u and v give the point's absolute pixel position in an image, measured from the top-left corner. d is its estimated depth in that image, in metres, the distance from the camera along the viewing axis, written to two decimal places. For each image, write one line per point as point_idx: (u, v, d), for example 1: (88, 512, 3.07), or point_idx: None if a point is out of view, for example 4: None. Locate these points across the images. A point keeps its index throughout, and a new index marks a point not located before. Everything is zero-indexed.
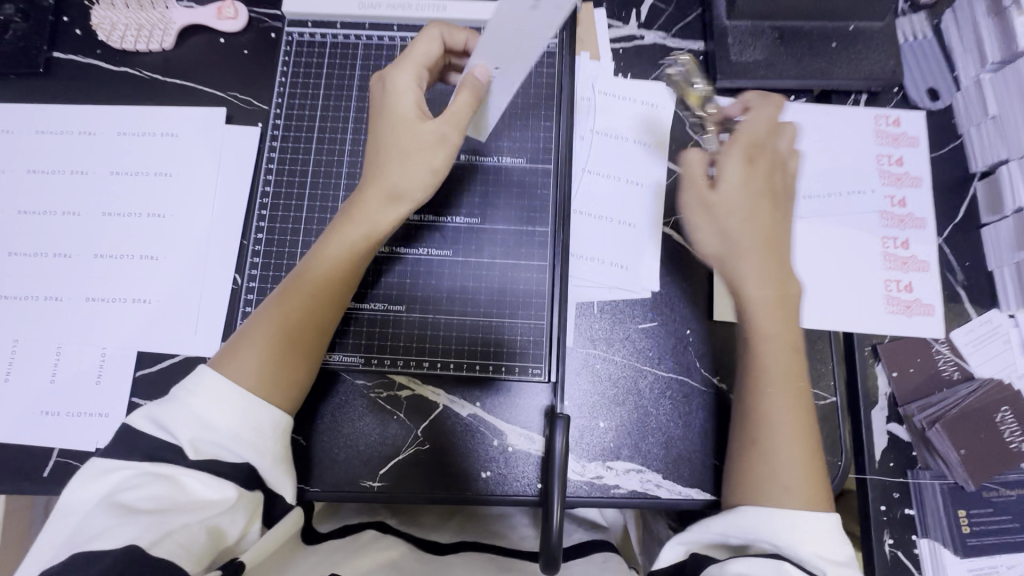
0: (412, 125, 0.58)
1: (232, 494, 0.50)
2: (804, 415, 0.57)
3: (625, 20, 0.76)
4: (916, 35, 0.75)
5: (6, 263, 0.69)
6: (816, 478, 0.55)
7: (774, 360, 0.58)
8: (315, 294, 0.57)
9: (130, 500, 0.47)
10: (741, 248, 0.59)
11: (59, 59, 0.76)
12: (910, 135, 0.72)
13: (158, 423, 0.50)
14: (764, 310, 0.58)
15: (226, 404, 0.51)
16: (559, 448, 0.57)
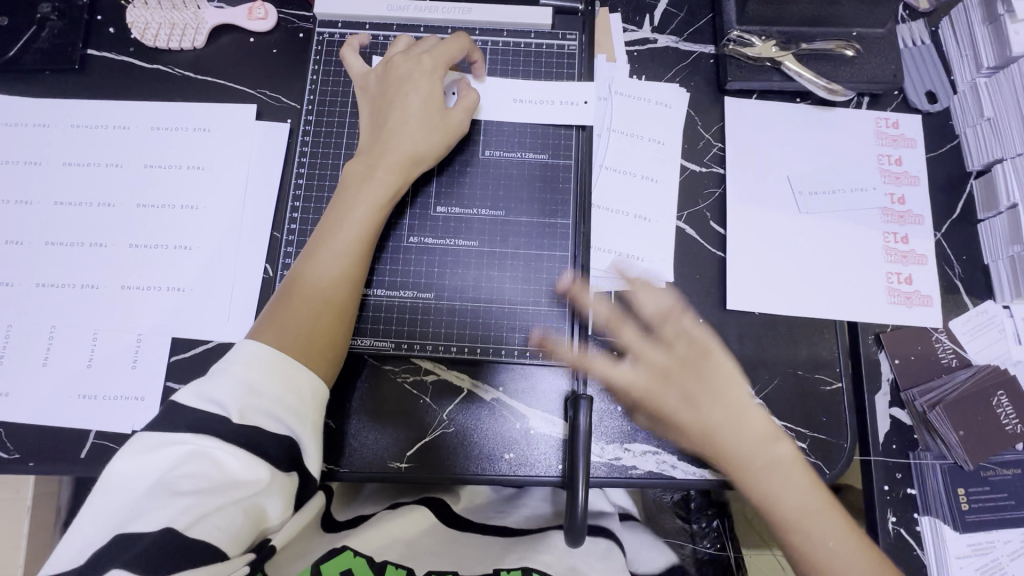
0: (429, 110, 0.66)
1: (265, 474, 0.51)
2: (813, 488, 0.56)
3: (639, 24, 0.79)
4: (915, 41, 0.79)
5: (44, 252, 0.72)
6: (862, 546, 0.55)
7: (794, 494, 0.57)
8: (343, 259, 0.62)
9: (171, 479, 0.48)
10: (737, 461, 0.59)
11: (94, 56, 0.78)
12: (909, 137, 0.76)
13: (204, 397, 0.52)
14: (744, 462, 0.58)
15: (270, 375, 0.54)
16: (582, 426, 0.61)
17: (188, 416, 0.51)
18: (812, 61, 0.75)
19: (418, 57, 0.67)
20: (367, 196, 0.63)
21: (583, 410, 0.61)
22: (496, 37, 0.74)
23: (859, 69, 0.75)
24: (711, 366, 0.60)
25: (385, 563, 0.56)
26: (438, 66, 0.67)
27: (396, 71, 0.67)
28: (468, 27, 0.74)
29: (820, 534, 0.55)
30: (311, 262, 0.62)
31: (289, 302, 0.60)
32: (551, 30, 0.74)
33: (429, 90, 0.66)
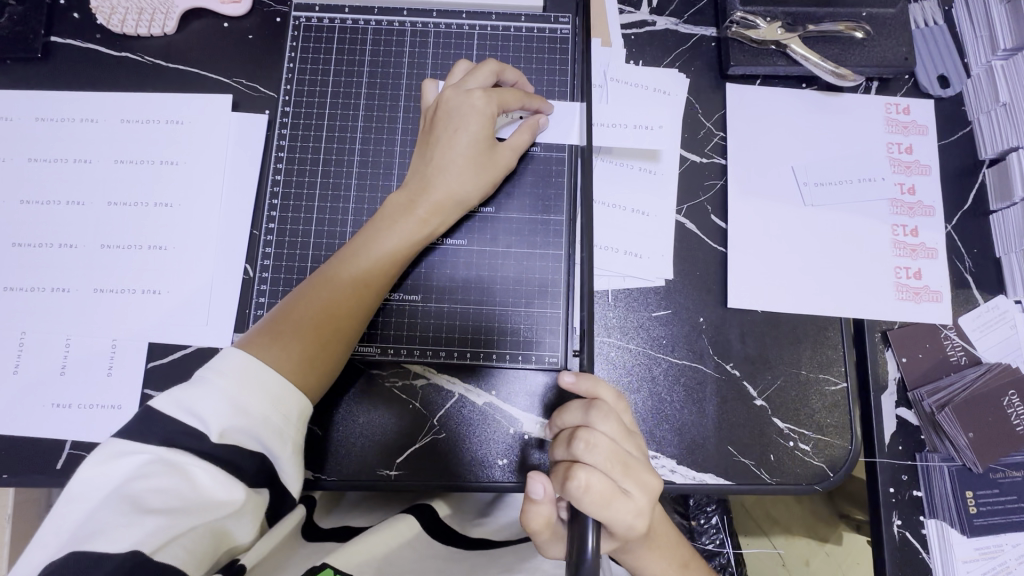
0: (477, 153, 0.61)
1: (241, 496, 0.48)
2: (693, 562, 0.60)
3: (637, 5, 0.74)
4: (927, 21, 0.75)
5: (11, 253, 0.68)
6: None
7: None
8: (358, 288, 0.59)
9: (140, 493, 0.45)
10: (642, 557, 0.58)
11: (58, 44, 0.74)
12: (919, 123, 0.72)
13: (184, 406, 0.49)
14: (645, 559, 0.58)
15: (260, 392, 0.51)
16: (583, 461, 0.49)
17: (157, 430, 0.48)
18: (819, 43, 0.71)
19: (470, 91, 0.61)
20: (400, 233, 0.60)
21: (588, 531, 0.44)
22: (485, 21, 0.69)
23: (869, 52, 0.71)
24: (643, 477, 0.50)
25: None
26: (493, 103, 0.61)
27: (447, 104, 0.61)
28: (454, 10, 0.70)
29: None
30: (327, 288, 0.59)
31: (296, 320, 0.57)
32: (543, 14, 0.70)
33: (482, 130, 0.61)
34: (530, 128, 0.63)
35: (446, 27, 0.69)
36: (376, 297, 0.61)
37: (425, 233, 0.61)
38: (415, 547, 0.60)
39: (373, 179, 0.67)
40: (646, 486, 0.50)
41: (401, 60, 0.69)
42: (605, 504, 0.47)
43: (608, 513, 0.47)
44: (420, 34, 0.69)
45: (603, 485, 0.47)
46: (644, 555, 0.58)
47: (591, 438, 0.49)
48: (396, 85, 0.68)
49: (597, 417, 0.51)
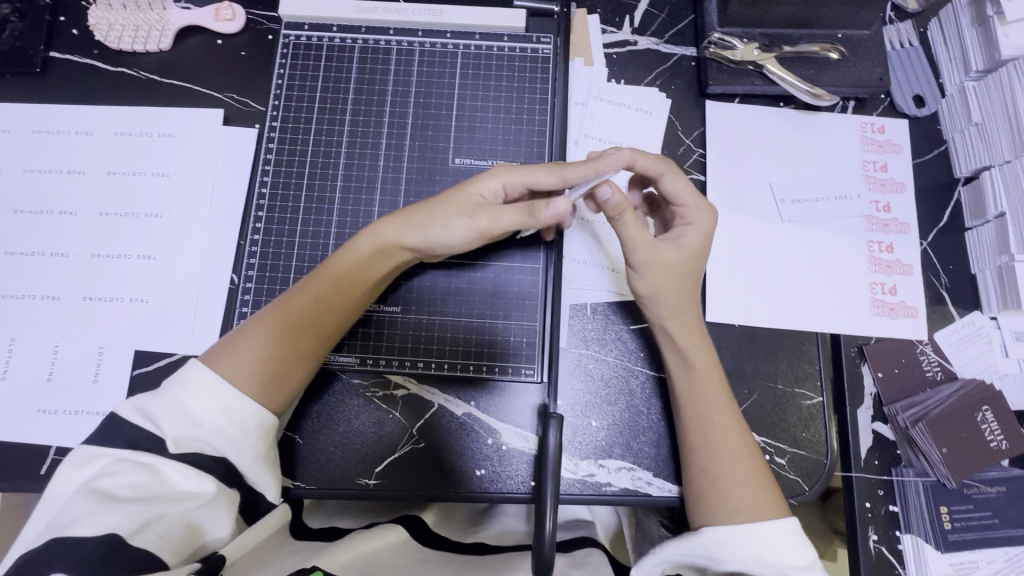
0: (457, 203, 0.58)
1: (210, 488, 0.50)
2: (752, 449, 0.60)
3: (619, 25, 0.77)
4: (903, 43, 0.76)
5: (4, 263, 0.70)
6: (766, 487, 0.59)
7: (711, 381, 0.61)
8: (318, 301, 0.58)
9: (110, 487, 0.47)
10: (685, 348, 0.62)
11: (57, 59, 0.76)
12: (895, 142, 0.74)
13: (145, 414, 0.51)
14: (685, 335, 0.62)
15: (211, 400, 0.52)
16: (552, 446, 0.55)
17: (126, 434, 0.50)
18: (795, 64, 0.73)
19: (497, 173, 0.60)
20: (359, 247, 0.60)
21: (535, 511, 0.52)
22: (469, 40, 0.71)
23: (844, 72, 0.73)
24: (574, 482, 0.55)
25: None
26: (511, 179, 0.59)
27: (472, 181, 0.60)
28: (439, 29, 0.71)
29: (742, 469, 0.59)
30: (295, 292, 0.59)
31: (254, 329, 0.57)
32: (526, 33, 0.71)
33: (486, 193, 0.59)
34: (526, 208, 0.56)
35: (431, 46, 0.71)
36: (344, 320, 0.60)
37: (399, 258, 0.60)
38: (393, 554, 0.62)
39: (357, 193, 0.68)
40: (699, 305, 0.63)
41: (386, 78, 0.70)
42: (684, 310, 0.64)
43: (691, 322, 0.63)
44: (405, 52, 0.71)
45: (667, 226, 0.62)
46: (724, 447, 0.59)
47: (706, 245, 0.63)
48: (381, 102, 0.70)
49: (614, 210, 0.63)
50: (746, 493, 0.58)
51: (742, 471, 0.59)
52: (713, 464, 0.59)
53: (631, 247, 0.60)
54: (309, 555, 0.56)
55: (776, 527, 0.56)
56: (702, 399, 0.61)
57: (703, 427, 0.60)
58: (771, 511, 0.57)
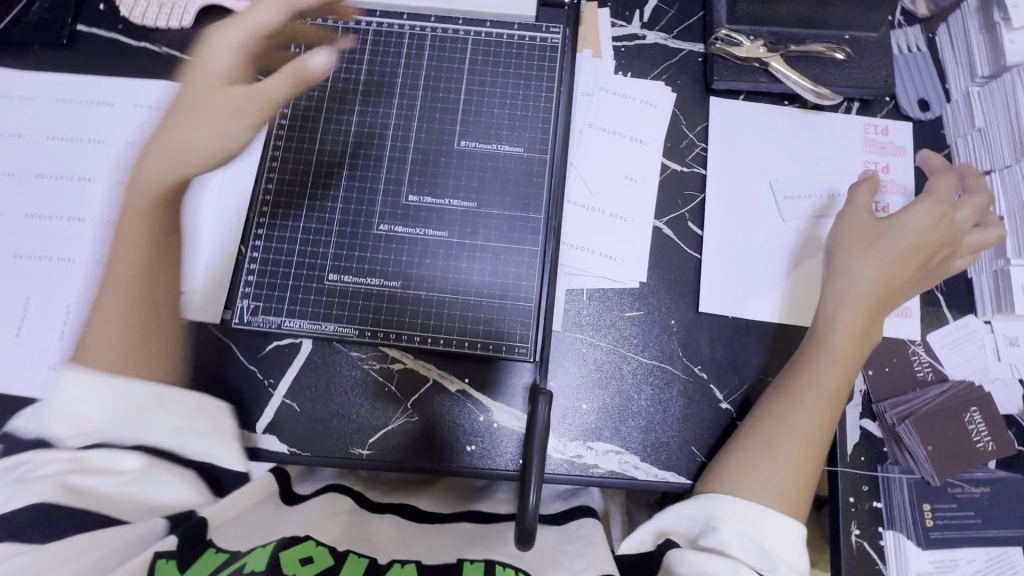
0: (217, 85, 0.68)
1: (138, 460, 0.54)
2: (815, 444, 0.64)
3: (628, 19, 0.78)
4: (910, 48, 0.77)
5: (23, 226, 0.72)
6: (799, 487, 0.62)
7: (824, 377, 0.65)
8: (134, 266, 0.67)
9: (73, 479, 0.52)
10: (839, 346, 0.65)
11: (83, 32, 0.79)
12: (898, 144, 0.74)
13: (76, 409, 0.56)
14: (846, 335, 0.65)
15: (88, 401, 0.56)
16: (541, 418, 0.57)
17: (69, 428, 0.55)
18: (801, 62, 0.74)
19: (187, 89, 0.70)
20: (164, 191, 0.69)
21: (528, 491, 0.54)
22: (480, 27, 0.72)
23: (849, 73, 0.73)
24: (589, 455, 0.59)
25: (350, 552, 0.55)
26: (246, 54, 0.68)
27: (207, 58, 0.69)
28: (451, 15, 0.72)
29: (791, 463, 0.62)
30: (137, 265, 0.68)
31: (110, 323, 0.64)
32: (535, 23, 0.72)
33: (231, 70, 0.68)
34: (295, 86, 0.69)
35: (443, 31, 0.72)
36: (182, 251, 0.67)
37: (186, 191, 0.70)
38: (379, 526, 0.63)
39: (363, 169, 0.68)
40: (892, 299, 0.67)
41: (397, 60, 0.71)
42: (852, 245, 0.68)
43: (858, 256, 0.67)
44: (417, 37, 0.72)
45: (864, 209, 0.69)
46: (784, 438, 0.63)
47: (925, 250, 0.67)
48: (392, 84, 0.71)
49: (935, 204, 0.66)
50: (790, 481, 0.62)
51: (791, 460, 0.63)
52: (779, 444, 0.63)
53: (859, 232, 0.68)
54: (303, 523, 0.57)
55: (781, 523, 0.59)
56: (800, 390, 0.65)
57: (790, 405, 0.64)
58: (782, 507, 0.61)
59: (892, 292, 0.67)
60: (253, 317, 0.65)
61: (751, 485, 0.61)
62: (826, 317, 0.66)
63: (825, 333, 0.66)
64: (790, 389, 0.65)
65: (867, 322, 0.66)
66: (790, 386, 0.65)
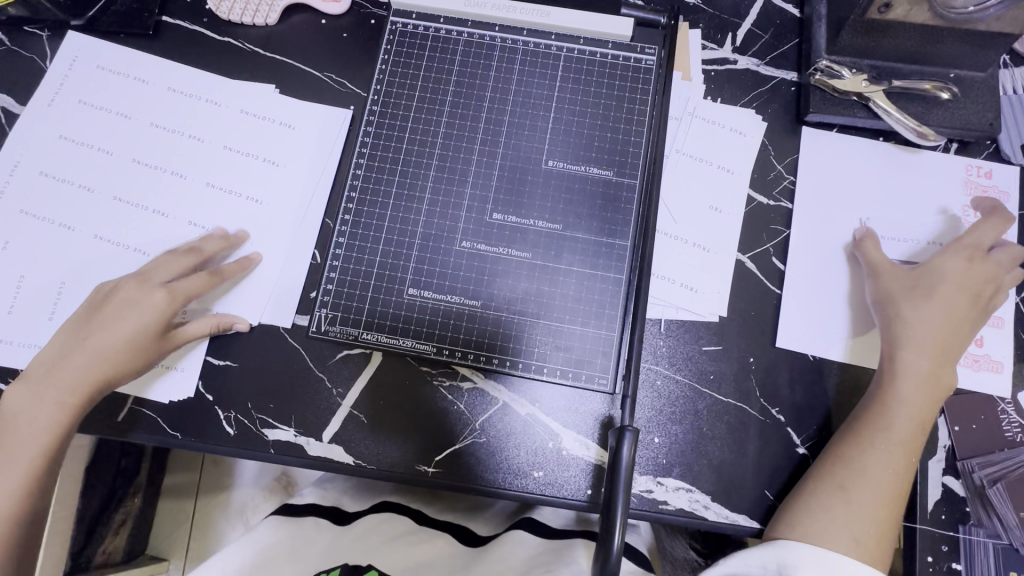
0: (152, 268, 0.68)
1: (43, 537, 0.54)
2: (895, 491, 0.60)
3: (720, 42, 0.76)
4: (1017, 89, 0.74)
5: (105, 219, 0.72)
6: (882, 538, 0.59)
7: (898, 419, 0.61)
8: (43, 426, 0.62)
9: None
10: (912, 387, 0.62)
11: (168, 23, 0.78)
12: (998, 190, 0.71)
13: None
14: (919, 379, 0.62)
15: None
16: (624, 458, 0.56)
17: None
18: (903, 99, 0.71)
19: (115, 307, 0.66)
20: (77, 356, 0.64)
21: (619, 533, 0.53)
22: (572, 44, 0.71)
23: (952, 113, 0.71)
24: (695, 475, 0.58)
25: None
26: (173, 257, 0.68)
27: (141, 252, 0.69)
28: (544, 30, 0.71)
29: (871, 510, 0.60)
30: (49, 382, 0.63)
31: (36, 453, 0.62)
32: (630, 43, 0.71)
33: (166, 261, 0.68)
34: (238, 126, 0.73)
35: (535, 46, 0.71)
36: (182, 288, 0.66)
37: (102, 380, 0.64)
38: (403, 555, 0.69)
39: (448, 184, 0.68)
40: (967, 329, 0.64)
41: (487, 73, 0.71)
42: (896, 293, 0.66)
43: (907, 301, 0.65)
44: (509, 50, 0.71)
45: (892, 268, 0.67)
46: (858, 485, 0.60)
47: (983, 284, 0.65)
48: (480, 98, 0.70)
49: (962, 246, 0.67)
50: (870, 529, 0.59)
51: (872, 508, 0.60)
52: (855, 490, 0.60)
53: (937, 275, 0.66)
54: (357, 550, 0.68)
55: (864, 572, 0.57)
56: (873, 433, 0.62)
57: (862, 448, 0.61)
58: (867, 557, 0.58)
59: (951, 334, 0.64)
60: (330, 328, 0.67)
61: (831, 533, 0.59)
62: (895, 358, 0.64)
63: (893, 374, 0.63)
64: (859, 432, 0.62)
65: (934, 365, 0.63)
66: (861, 431, 0.62)
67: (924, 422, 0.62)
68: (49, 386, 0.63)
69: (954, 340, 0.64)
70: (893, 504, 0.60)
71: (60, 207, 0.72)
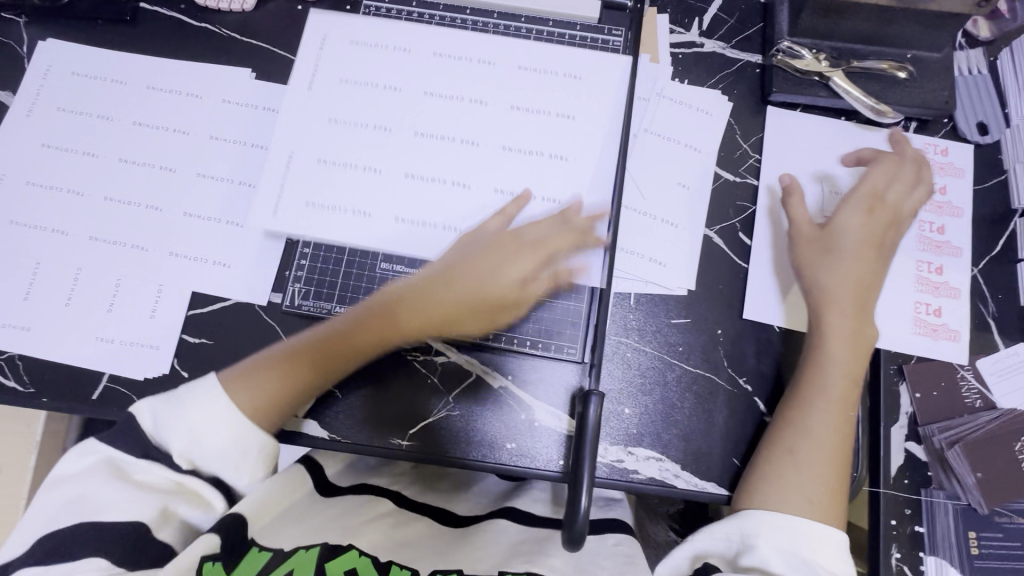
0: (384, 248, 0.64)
1: (182, 491, 0.57)
2: (840, 448, 0.62)
3: (687, 26, 0.78)
4: (972, 69, 0.77)
5: (81, 202, 0.73)
6: (836, 494, 0.60)
7: (830, 378, 0.63)
8: (314, 359, 0.63)
9: (116, 464, 0.57)
10: (839, 347, 0.64)
11: (145, 10, 0.80)
12: (956, 166, 0.74)
13: (156, 422, 0.58)
14: (841, 338, 0.64)
15: (218, 424, 0.58)
16: (592, 420, 0.58)
17: (133, 434, 0.58)
18: (861, 79, 0.73)
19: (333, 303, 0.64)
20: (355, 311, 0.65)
21: (585, 492, 0.54)
22: (541, 26, 0.73)
23: (909, 92, 0.73)
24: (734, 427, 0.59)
25: (390, 564, 0.60)
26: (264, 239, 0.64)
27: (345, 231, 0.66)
28: (515, 13, 0.74)
29: (816, 472, 0.61)
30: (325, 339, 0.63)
31: (301, 372, 0.63)
32: (598, 25, 0.73)
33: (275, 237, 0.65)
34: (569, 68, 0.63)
35: (505, 28, 0.73)
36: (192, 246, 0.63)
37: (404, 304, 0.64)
38: (385, 534, 0.64)
39: None
40: (878, 281, 0.66)
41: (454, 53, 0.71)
42: (812, 254, 0.68)
43: (822, 264, 0.67)
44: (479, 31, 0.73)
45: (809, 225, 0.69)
46: (802, 450, 0.61)
47: (891, 230, 0.68)
48: None
49: (861, 196, 0.69)
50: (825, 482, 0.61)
51: (819, 469, 0.61)
52: (804, 452, 0.61)
53: (854, 231, 0.67)
54: (336, 526, 0.62)
55: (825, 531, 0.58)
56: (807, 398, 0.63)
57: (800, 412, 0.63)
58: (825, 518, 0.59)
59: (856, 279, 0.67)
60: (303, 302, 0.69)
61: (782, 500, 0.59)
62: (821, 322, 0.65)
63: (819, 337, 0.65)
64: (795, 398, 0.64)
65: (856, 323, 0.65)
66: (793, 401, 0.64)
67: (856, 378, 0.64)
68: (320, 329, 0.64)
69: (867, 293, 0.66)
70: (841, 462, 0.61)
71: (39, 191, 0.73)
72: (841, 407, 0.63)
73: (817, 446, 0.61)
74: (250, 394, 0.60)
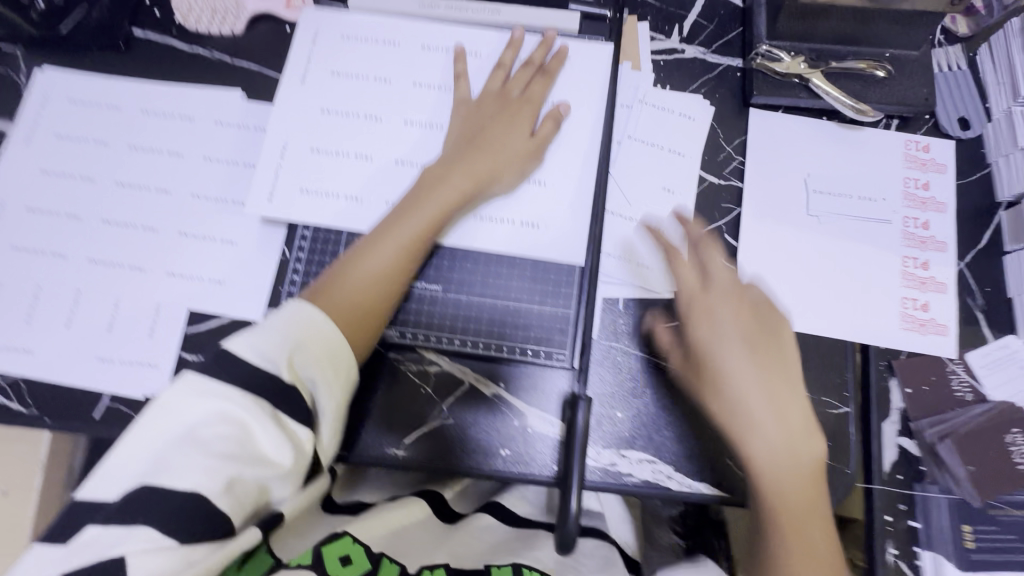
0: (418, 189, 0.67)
1: (287, 461, 0.53)
2: (816, 502, 0.60)
3: (668, 33, 0.79)
4: (950, 66, 0.78)
5: (80, 226, 0.74)
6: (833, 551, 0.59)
7: (759, 449, 0.60)
8: (371, 286, 0.63)
9: (204, 434, 0.52)
10: (755, 411, 0.61)
11: (138, 37, 0.82)
12: (938, 162, 0.74)
13: (257, 356, 0.55)
14: (760, 393, 0.61)
15: (314, 349, 0.57)
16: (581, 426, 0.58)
17: (228, 367, 0.55)
18: (841, 79, 0.74)
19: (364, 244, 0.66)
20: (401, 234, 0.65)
21: (574, 496, 0.55)
22: None
23: (888, 91, 0.74)
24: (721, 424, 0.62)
25: (384, 558, 0.65)
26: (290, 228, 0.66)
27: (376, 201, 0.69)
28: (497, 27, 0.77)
29: (813, 537, 0.59)
30: (354, 271, 0.64)
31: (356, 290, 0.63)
32: (578, 35, 0.76)
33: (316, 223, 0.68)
34: (547, 75, 0.72)
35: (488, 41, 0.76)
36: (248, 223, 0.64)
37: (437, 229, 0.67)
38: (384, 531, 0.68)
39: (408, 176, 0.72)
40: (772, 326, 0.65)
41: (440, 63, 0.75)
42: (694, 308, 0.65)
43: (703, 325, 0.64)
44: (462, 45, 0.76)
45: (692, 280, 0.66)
46: (797, 523, 0.59)
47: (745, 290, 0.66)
48: None
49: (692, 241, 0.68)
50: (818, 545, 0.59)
51: (814, 531, 0.59)
52: (802, 525, 0.59)
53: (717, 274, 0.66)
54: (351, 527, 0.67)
55: None
56: (760, 470, 0.60)
57: (764, 483, 0.60)
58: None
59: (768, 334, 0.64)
60: None
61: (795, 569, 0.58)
62: (726, 380, 0.62)
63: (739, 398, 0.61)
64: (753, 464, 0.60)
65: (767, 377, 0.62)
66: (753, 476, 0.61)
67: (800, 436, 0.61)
68: (366, 263, 0.64)
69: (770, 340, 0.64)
70: (823, 521, 0.59)
71: (38, 216, 0.75)
72: (798, 468, 0.60)
73: (804, 512, 0.59)
74: (337, 307, 0.61)
